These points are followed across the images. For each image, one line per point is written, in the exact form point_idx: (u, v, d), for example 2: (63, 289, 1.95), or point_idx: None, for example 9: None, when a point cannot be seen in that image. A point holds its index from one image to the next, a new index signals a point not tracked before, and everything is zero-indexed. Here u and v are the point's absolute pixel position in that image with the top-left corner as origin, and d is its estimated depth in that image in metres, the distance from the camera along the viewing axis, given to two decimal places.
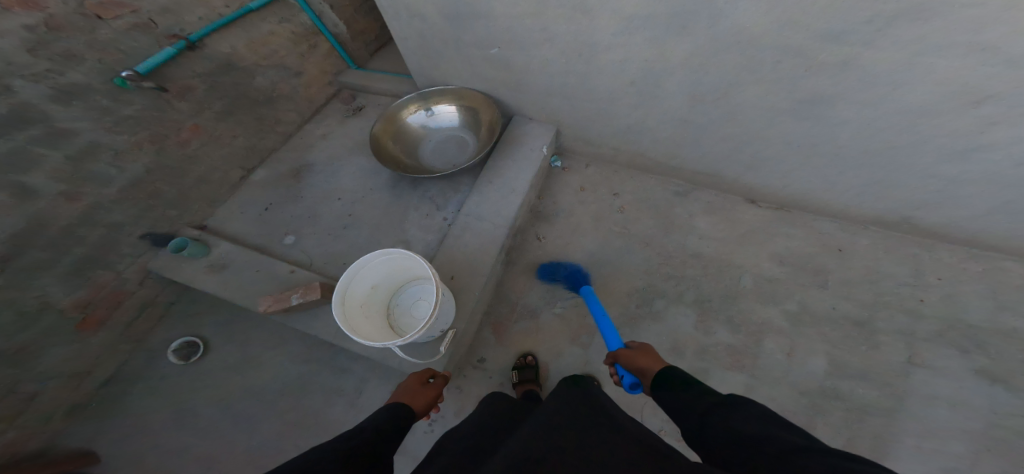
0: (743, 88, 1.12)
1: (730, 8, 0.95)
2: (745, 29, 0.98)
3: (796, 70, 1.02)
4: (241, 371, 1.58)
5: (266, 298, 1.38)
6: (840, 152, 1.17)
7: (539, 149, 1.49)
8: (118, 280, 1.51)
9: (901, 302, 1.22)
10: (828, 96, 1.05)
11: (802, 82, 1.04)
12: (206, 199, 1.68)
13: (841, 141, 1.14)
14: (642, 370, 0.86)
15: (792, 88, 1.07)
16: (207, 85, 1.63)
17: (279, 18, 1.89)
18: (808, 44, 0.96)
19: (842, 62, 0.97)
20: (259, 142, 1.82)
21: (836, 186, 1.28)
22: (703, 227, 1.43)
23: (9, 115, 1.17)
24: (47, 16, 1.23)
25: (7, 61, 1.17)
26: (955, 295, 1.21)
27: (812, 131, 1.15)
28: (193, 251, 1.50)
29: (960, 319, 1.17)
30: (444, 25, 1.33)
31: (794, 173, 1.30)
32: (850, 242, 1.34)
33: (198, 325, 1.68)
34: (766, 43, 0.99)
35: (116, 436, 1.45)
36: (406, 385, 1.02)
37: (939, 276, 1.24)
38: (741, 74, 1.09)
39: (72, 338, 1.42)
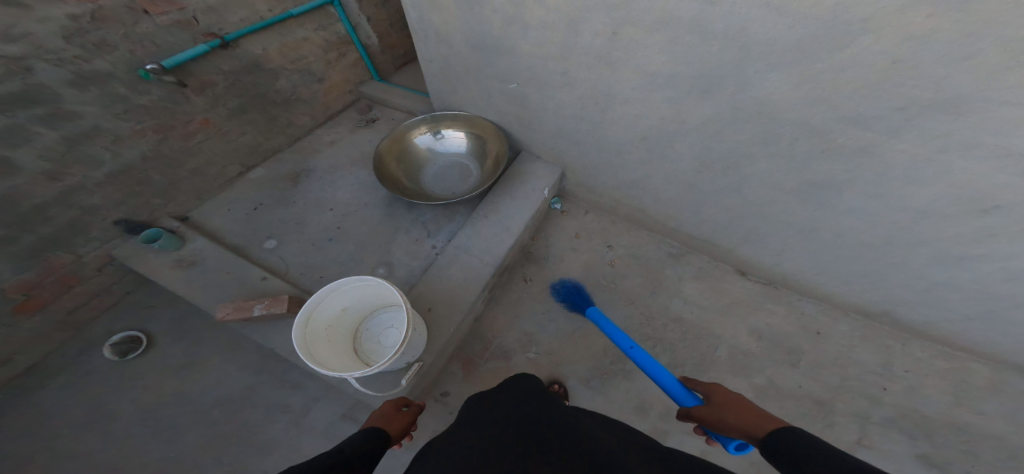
0: (756, 161, 1.16)
1: (759, 78, 0.99)
2: (769, 101, 1.02)
3: (813, 149, 1.05)
4: (179, 375, 1.46)
5: (226, 305, 1.32)
6: (839, 239, 1.22)
7: (541, 191, 1.53)
8: (75, 264, 1.45)
9: (864, 388, 1.23)
10: (836, 182, 1.09)
11: (813, 163, 1.08)
12: (195, 192, 1.67)
13: (840, 229, 1.19)
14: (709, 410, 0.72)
15: (804, 168, 1.10)
16: (229, 82, 1.65)
17: (316, 26, 1.92)
18: (830, 126, 0.98)
19: (859, 147, 0.99)
20: (265, 141, 1.84)
21: (826, 271, 1.33)
22: (689, 292, 1.45)
23: (18, 95, 1.18)
24: (95, 7, 1.27)
25: (37, 45, 1.19)
26: (916, 388, 1.23)
27: (815, 215, 1.20)
28: (165, 243, 1.45)
29: (916, 409, 1.19)
30: (467, 53, 1.39)
31: (789, 251, 1.35)
32: (828, 326, 1.37)
33: (146, 319, 1.57)
34: (786, 117, 1.02)
35: (13, 434, 1.31)
36: (381, 410, 0.94)
37: (907, 369, 1.27)
38: (754, 145, 1.13)
39: (2, 321, 1.34)
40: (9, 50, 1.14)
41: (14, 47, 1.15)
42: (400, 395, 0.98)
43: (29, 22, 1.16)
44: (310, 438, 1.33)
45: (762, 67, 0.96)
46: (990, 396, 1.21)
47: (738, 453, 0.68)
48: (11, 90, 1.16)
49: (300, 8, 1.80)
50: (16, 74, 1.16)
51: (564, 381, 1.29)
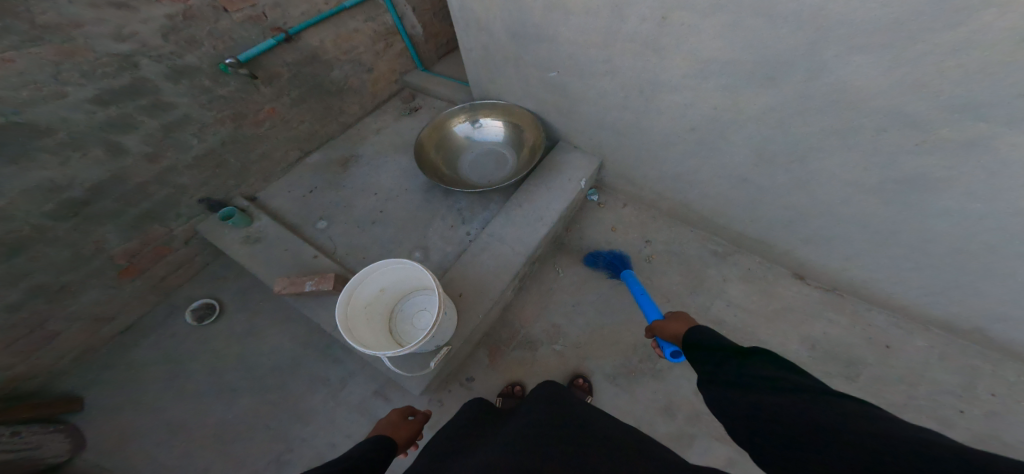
0: (827, 157, 1.06)
1: (839, 63, 0.89)
2: (851, 89, 0.91)
3: (905, 143, 0.93)
4: (240, 341, 1.62)
5: (284, 280, 1.43)
6: (928, 245, 1.06)
7: (577, 181, 1.50)
8: (167, 236, 1.65)
9: (935, 409, 1.08)
10: (938, 180, 0.94)
11: (911, 161, 0.95)
12: (262, 175, 1.85)
13: (924, 231, 1.05)
14: (676, 335, 0.84)
15: (888, 163, 0.98)
16: (292, 74, 1.80)
17: (366, 17, 2.00)
18: (929, 117, 0.87)
19: (968, 140, 0.85)
20: (322, 128, 2.00)
21: (903, 280, 1.17)
22: (734, 294, 1.35)
23: (127, 87, 1.37)
24: (186, 7, 1.43)
25: (142, 43, 1.36)
26: (997, 413, 1.06)
27: (897, 218, 1.06)
28: (237, 221, 1.63)
29: (997, 435, 1.03)
30: (507, 42, 1.39)
31: (859, 256, 1.20)
32: (900, 341, 1.20)
33: (219, 289, 1.77)
34: (877, 106, 0.90)
35: (109, 387, 1.53)
36: (389, 418, 0.99)
37: (994, 393, 1.10)
38: (829, 137, 1.02)
39: (110, 283, 1.56)
40: (121, 48, 1.32)
41: (124, 46, 1.33)
42: (407, 404, 1.04)
43: (135, 22, 1.33)
44: (343, 413, 1.42)
45: (844, 50, 0.86)
46: None
47: (674, 360, 0.87)
48: (123, 83, 1.35)
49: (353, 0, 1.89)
50: (126, 69, 1.35)
51: (590, 375, 1.26)
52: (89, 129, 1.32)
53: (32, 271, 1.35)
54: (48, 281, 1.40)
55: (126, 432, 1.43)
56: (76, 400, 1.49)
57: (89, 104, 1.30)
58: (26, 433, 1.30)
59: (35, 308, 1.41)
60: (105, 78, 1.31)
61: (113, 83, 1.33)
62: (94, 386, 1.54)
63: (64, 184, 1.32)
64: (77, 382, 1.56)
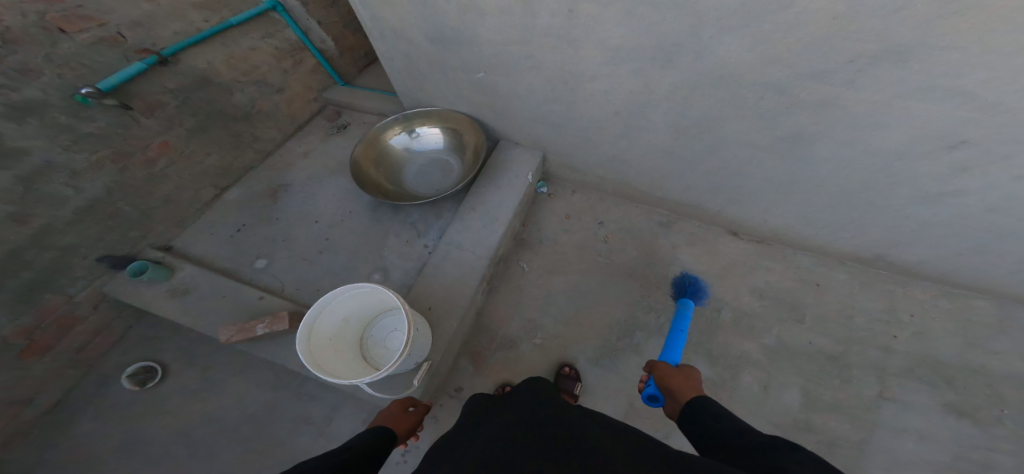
0: (727, 123, 1.18)
1: (715, 44, 1.01)
2: (727, 64, 1.04)
3: (779, 106, 1.08)
4: (200, 400, 1.49)
5: (229, 327, 1.32)
6: (821, 189, 1.24)
7: (524, 176, 1.49)
8: (69, 304, 1.40)
9: (874, 338, 1.26)
10: (809, 134, 1.11)
11: (783, 118, 1.11)
12: (172, 219, 1.59)
13: (820, 179, 1.22)
14: (675, 392, 0.86)
15: (773, 123, 1.13)
16: (179, 101, 1.55)
17: (262, 34, 1.84)
18: (790, 82, 1.02)
19: (819, 101, 1.03)
20: (235, 160, 1.74)
21: (814, 223, 1.36)
22: (685, 259, 1.47)
23: None
24: (1, 28, 1.15)
25: None
26: (926, 333, 1.25)
27: (795, 168, 1.22)
28: (154, 275, 1.42)
29: (931, 356, 1.22)
30: (427, 47, 1.31)
31: (774, 208, 1.37)
32: (827, 277, 1.40)
33: (158, 350, 1.58)
34: (750, 79, 1.05)
35: (65, 461, 1.35)
36: (390, 411, 1.02)
37: (912, 313, 1.30)
38: (723, 109, 1.15)
39: (13, 365, 1.31)
40: None
41: None
42: (406, 396, 1.07)
43: None
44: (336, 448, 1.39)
45: (716, 32, 0.98)
46: (1001, 333, 1.24)
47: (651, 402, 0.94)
48: None
49: (238, 17, 1.73)
50: None
51: (575, 363, 1.32)
52: None
53: None
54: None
55: None
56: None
57: None
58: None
59: None
60: None
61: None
62: (47, 462, 1.34)
63: None
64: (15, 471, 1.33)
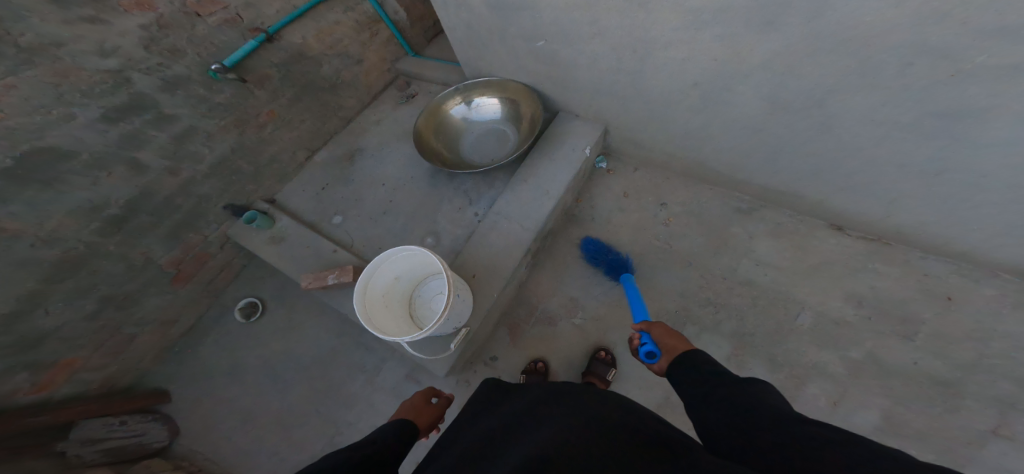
0: (849, 96, 0.98)
1: (844, 1, 0.83)
2: (862, 27, 0.85)
3: (937, 75, 0.85)
4: (285, 335, 1.74)
5: (308, 275, 1.51)
6: (977, 180, 0.97)
7: (580, 149, 1.43)
8: (204, 243, 1.73)
9: (1010, 368, 0.96)
10: (983, 111, 0.86)
11: (940, 91, 0.87)
12: (277, 177, 1.88)
13: (967, 162, 0.95)
14: (672, 348, 0.77)
15: (926, 99, 0.90)
16: (282, 74, 1.79)
17: (345, 8, 1.99)
18: (957, 46, 0.80)
19: (1007, 66, 0.78)
20: (324, 126, 1.99)
21: (962, 220, 1.06)
22: (761, 251, 1.27)
23: (128, 103, 1.37)
24: (158, 16, 1.41)
25: (127, 57, 1.35)
26: None
27: (943, 151, 0.96)
28: (261, 223, 1.70)
29: None
30: (487, 15, 1.32)
31: (900, 199, 1.11)
32: (961, 291, 1.08)
33: (260, 288, 1.88)
34: (892, 43, 0.85)
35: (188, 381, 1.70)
36: (412, 402, 1.02)
37: None
38: (846, 78, 0.95)
39: (165, 289, 1.66)
40: (108, 64, 1.31)
41: (112, 62, 1.32)
42: (428, 386, 1.06)
43: (114, 36, 1.31)
44: (383, 396, 1.52)
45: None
46: None
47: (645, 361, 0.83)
48: (123, 100, 1.35)
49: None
50: (120, 85, 1.34)
51: (612, 348, 1.24)
52: (107, 148, 1.35)
53: (97, 284, 1.44)
54: (114, 291, 1.50)
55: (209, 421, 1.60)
56: (165, 394, 1.65)
57: (101, 123, 1.32)
58: (133, 423, 1.50)
59: (107, 316, 1.51)
60: (106, 96, 1.32)
61: (116, 100, 1.34)
62: (177, 380, 1.70)
63: (101, 204, 1.37)
64: (162, 377, 1.72)
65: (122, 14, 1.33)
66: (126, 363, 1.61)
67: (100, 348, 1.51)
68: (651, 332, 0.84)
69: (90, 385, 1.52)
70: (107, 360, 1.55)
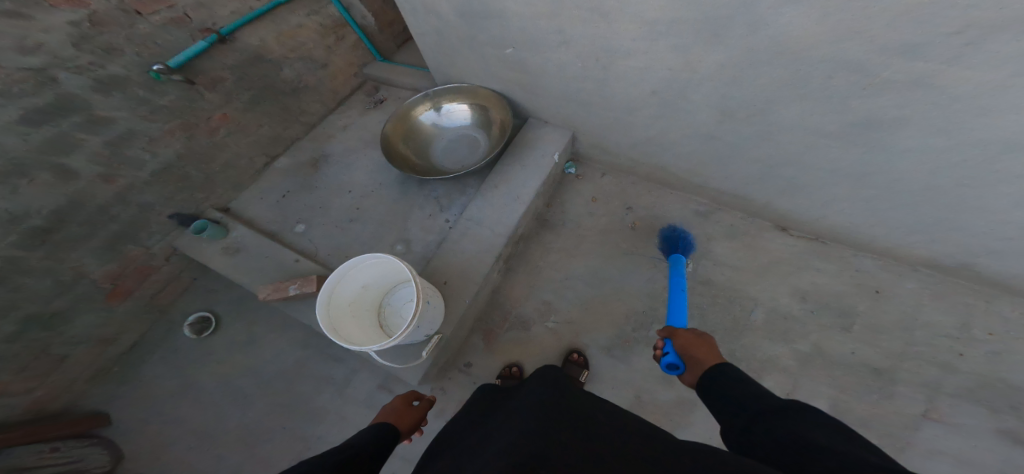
0: (784, 106, 1.06)
1: (774, 16, 0.90)
2: (788, 39, 0.93)
3: (854, 85, 0.94)
4: (243, 350, 1.64)
5: (267, 286, 1.44)
6: (897, 184, 1.08)
7: (550, 155, 1.46)
8: (146, 255, 1.59)
9: (935, 355, 1.07)
10: (891, 120, 0.96)
11: (855, 102, 0.97)
12: (230, 184, 1.76)
13: (894, 171, 1.06)
14: (698, 360, 0.82)
15: (843, 109, 1.00)
16: (236, 76, 1.70)
17: (308, 11, 1.95)
18: (870, 59, 0.88)
19: (912, 79, 0.87)
20: (284, 131, 1.88)
21: (886, 221, 1.18)
22: (719, 252, 1.35)
23: (53, 105, 1.25)
24: (91, 12, 1.31)
25: (52, 55, 1.24)
26: (1003, 353, 1.06)
27: (873, 159, 1.06)
28: (212, 233, 1.58)
29: (1000, 379, 1.03)
30: (456, 22, 1.32)
31: (834, 202, 1.22)
32: (890, 284, 1.21)
33: (214, 301, 1.76)
34: (816, 56, 0.93)
35: (130, 402, 1.55)
36: (393, 405, 1.03)
37: (991, 332, 1.09)
38: (782, 90, 1.04)
39: (101, 306, 1.52)
40: (29, 62, 1.20)
41: (34, 59, 1.21)
42: (411, 390, 1.08)
43: (36, 31, 1.20)
44: (353, 409, 1.47)
45: (774, 3, 0.88)
46: None
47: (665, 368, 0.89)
48: (46, 101, 1.23)
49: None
50: (44, 85, 1.23)
51: (585, 350, 1.27)
52: (28, 152, 1.22)
53: (18, 302, 1.30)
54: (40, 309, 1.36)
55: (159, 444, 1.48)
56: (102, 416, 1.50)
57: (21, 126, 1.20)
58: (67, 448, 1.37)
59: (31, 338, 1.36)
60: (26, 96, 1.20)
61: (37, 101, 1.22)
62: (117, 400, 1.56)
63: (19, 213, 1.24)
64: (99, 399, 1.56)
65: (47, 9, 1.23)
66: (57, 387, 1.46)
67: (22, 372, 1.36)
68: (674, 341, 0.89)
69: (16, 411, 1.37)
70: (31, 384, 1.39)
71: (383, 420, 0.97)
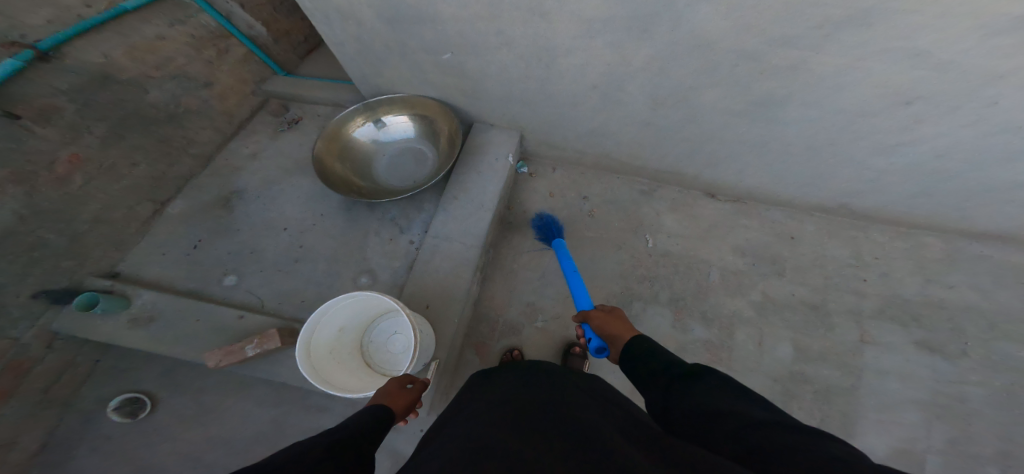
0: (702, 93, 1.12)
1: (690, 11, 0.92)
2: (704, 35, 0.96)
3: (750, 73, 1.03)
4: (202, 422, 1.44)
5: (215, 351, 1.23)
6: (787, 149, 1.25)
7: (505, 158, 1.40)
8: (17, 347, 1.24)
9: (848, 283, 1.35)
10: (779, 98, 1.08)
11: (755, 84, 1.06)
12: (111, 242, 1.39)
13: (786, 140, 1.21)
14: (614, 336, 0.89)
15: (743, 90, 1.08)
16: (79, 103, 1.29)
17: (171, 20, 1.56)
18: (761, 50, 0.96)
19: (787, 67, 0.99)
20: (170, 169, 1.51)
21: (785, 183, 1.39)
22: (670, 225, 1.48)
23: None
24: None
25: None
26: (891, 273, 1.36)
27: (765, 131, 1.20)
28: (107, 306, 1.27)
29: (898, 295, 1.32)
30: (381, 28, 1.13)
31: (750, 170, 1.37)
32: (797, 229, 1.46)
33: (138, 379, 1.48)
34: (723, 47, 0.98)
35: None
36: (386, 388, 0.96)
37: (875, 256, 1.39)
38: (699, 78, 1.08)
39: None
40: None
41: None
42: (403, 373, 1.00)
43: None
44: None
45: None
46: (951, 267, 1.36)
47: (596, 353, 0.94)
48: None
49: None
50: None
51: (579, 339, 1.34)
52: None
53: None
54: None
55: None
56: None
57: None
58: None
59: None
60: None
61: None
62: None
63: None
64: None
65: None
66: None
67: None
68: (591, 324, 0.95)
69: None
70: None
71: (376, 403, 0.89)
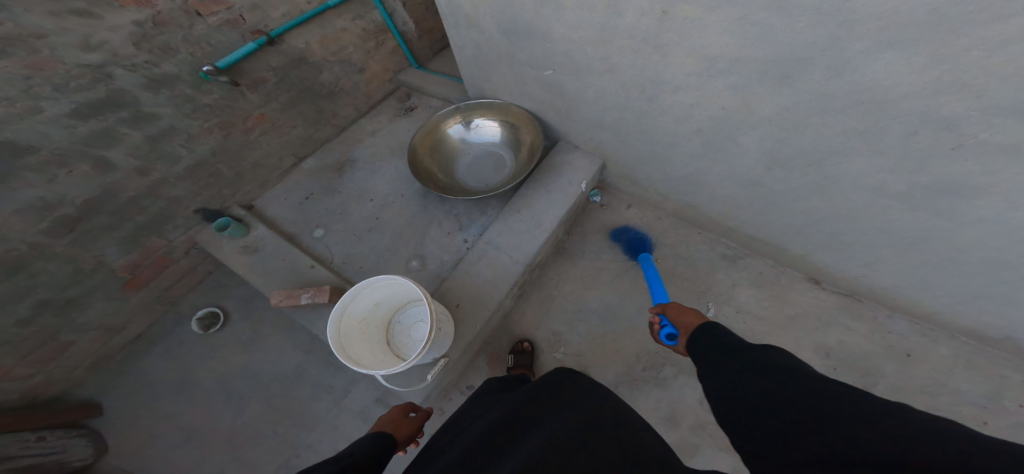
0: (850, 159, 1.00)
1: (864, 61, 0.83)
2: (882, 87, 0.85)
3: (940, 147, 0.86)
4: (244, 350, 1.62)
5: (280, 292, 1.42)
6: (955, 255, 1.01)
7: (577, 184, 1.46)
8: (168, 248, 1.60)
9: (955, 421, 1.04)
10: (979, 184, 0.87)
11: (938, 166, 0.89)
12: (257, 182, 1.80)
13: (960, 244, 0.98)
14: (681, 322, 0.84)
15: (917, 169, 0.92)
16: (278, 78, 1.73)
17: (353, 16, 1.94)
18: (968, 118, 0.80)
19: (1008, 145, 0.78)
20: (315, 133, 1.94)
21: (930, 287, 1.11)
22: (744, 300, 1.31)
23: (104, 100, 1.27)
24: (155, 12, 1.32)
25: (113, 53, 1.26)
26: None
27: (934, 226, 0.99)
28: (233, 231, 1.59)
29: (1021, 450, 0.99)
30: (498, 38, 1.35)
31: (877, 264, 1.16)
32: (922, 349, 1.16)
33: (221, 298, 1.75)
34: (905, 107, 0.85)
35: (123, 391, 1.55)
36: (389, 416, 0.97)
37: (1022, 404, 1.04)
38: (851, 140, 0.96)
39: (114, 295, 1.52)
40: (90, 59, 1.22)
41: (95, 56, 1.22)
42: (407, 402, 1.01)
43: (104, 31, 1.22)
44: (347, 419, 1.43)
45: (868, 46, 0.80)
46: None
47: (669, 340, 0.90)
48: (99, 97, 1.26)
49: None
50: (100, 81, 1.25)
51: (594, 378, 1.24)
52: (72, 145, 1.24)
53: (36, 287, 1.32)
54: (53, 296, 1.36)
55: (143, 437, 1.45)
56: (95, 406, 1.50)
57: (68, 118, 1.21)
58: (51, 438, 1.34)
59: (42, 322, 1.37)
60: (84, 91, 1.22)
61: (91, 95, 1.24)
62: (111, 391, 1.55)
63: (53, 202, 1.26)
64: (96, 388, 1.56)
65: (116, 9, 1.24)
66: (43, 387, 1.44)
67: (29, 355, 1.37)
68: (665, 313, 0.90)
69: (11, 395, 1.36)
70: (33, 370, 1.40)
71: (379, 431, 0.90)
